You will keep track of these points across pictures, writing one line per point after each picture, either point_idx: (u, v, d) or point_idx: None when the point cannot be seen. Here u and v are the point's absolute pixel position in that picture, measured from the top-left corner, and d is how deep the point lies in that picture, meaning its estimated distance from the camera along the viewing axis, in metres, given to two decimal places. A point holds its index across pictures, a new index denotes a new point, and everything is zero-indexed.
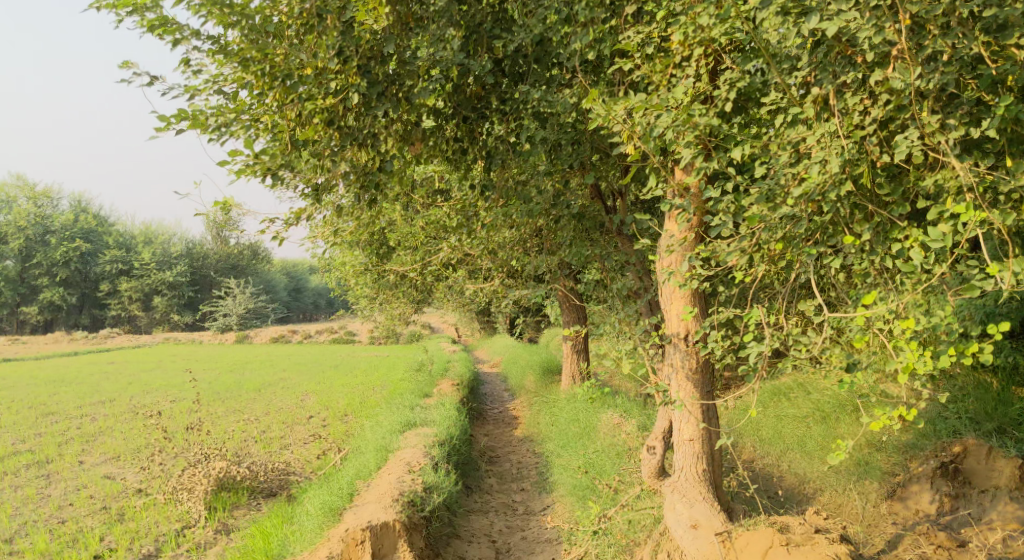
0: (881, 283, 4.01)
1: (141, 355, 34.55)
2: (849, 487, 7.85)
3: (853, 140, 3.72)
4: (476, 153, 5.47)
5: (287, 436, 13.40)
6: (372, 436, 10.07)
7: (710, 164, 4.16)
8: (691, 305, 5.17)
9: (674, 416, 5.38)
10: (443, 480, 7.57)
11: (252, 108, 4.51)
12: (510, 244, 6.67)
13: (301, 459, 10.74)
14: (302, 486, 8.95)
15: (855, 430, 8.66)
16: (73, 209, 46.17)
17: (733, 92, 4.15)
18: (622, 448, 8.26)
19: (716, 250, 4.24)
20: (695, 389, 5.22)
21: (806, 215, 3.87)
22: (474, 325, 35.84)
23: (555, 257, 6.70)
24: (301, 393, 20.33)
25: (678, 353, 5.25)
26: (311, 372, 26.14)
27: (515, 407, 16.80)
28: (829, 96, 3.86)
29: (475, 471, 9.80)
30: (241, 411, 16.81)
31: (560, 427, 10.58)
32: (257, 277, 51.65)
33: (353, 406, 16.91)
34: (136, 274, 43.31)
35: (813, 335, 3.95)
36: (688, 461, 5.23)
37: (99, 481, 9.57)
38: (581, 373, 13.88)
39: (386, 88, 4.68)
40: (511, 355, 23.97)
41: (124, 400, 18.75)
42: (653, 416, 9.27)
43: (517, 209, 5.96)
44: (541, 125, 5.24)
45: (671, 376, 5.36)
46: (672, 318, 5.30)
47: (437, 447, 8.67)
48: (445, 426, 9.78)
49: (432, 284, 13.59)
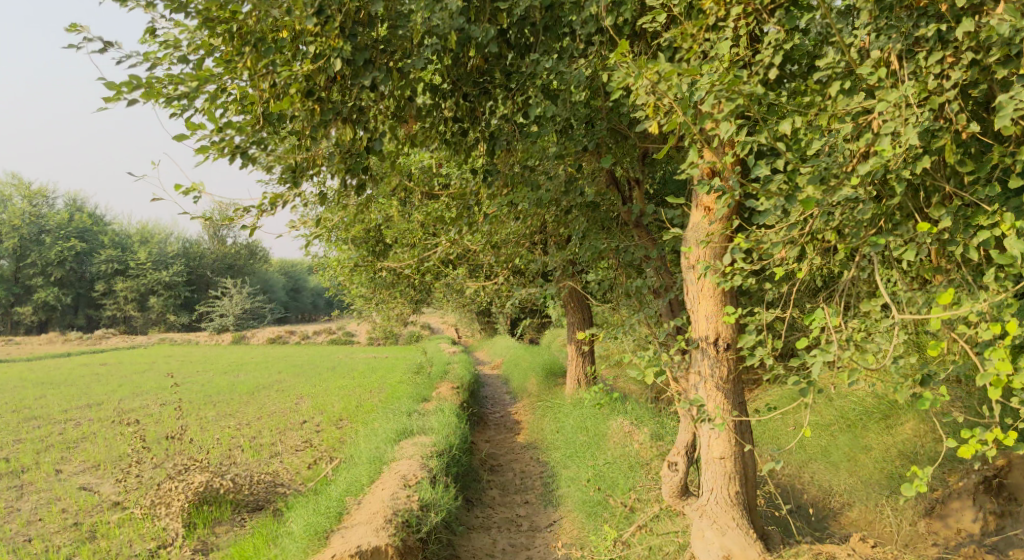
0: (956, 278, 3.39)
1: (135, 356, 33.98)
2: (882, 503, 7.23)
3: (931, 107, 3.09)
4: (478, 134, 4.86)
5: (279, 443, 12.77)
6: (365, 445, 9.46)
7: (754, 139, 3.53)
8: (723, 306, 4.55)
9: (702, 431, 4.76)
10: (442, 496, 6.96)
11: (218, 76, 3.89)
12: (515, 237, 6.06)
13: (290, 469, 10.12)
14: (289, 500, 8.34)
15: (884, 441, 8.03)
16: (68, 208, 45.59)
17: (780, 54, 3.51)
18: (635, 459, 7.65)
19: (760, 241, 3.61)
20: (727, 401, 4.59)
21: (871, 198, 3.25)
22: (475, 325, 35.25)
23: (566, 252, 6.10)
24: (296, 397, 19.72)
25: (707, 360, 4.63)
26: (308, 375, 25.54)
27: (517, 412, 16.18)
28: (899, 56, 3.23)
29: (476, 482, 9.19)
30: (232, 415, 16.20)
31: (566, 435, 9.96)
32: (254, 277, 51.03)
33: (350, 410, 16.30)
34: (131, 274, 42.71)
35: (878, 341, 3.34)
36: (718, 482, 4.61)
37: (74, 493, 8.95)
38: (587, 377, 13.25)
39: (373, 56, 4.07)
40: (513, 357, 23.35)
41: (114, 404, 18.14)
42: (666, 424, 8.66)
43: (524, 199, 5.36)
44: (551, 101, 4.63)
45: (698, 385, 4.73)
46: (700, 320, 4.67)
47: (435, 459, 8.06)
48: (444, 434, 9.17)
49: (431, 284, 12.98)
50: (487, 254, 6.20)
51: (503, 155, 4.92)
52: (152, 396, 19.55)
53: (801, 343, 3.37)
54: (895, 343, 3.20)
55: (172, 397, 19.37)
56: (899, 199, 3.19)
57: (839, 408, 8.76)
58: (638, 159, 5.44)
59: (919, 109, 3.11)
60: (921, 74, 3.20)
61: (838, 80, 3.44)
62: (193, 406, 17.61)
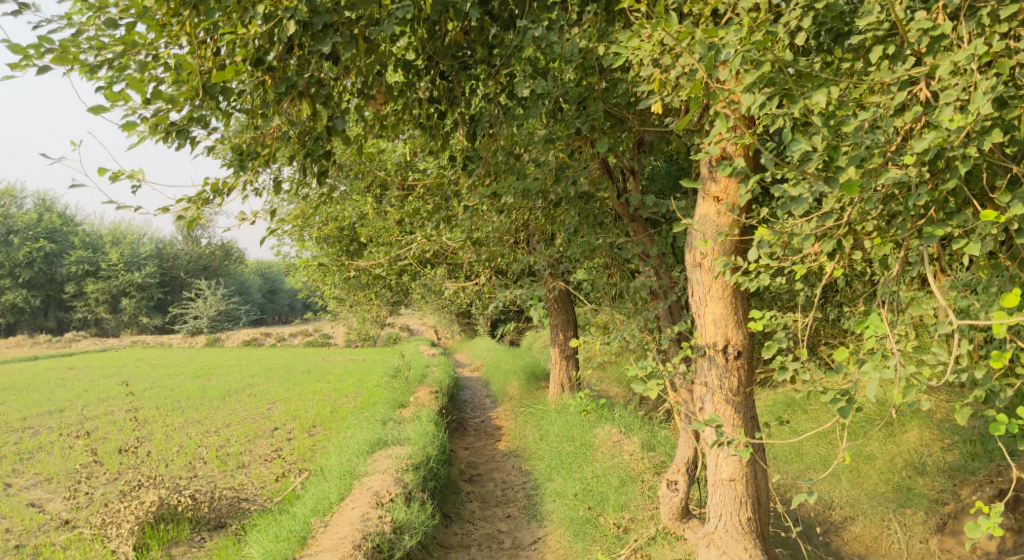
0: (1017, 275, 2.90)
1: (105, 359, 33.07)
2: (890, 517, 6.75)
3: (999, 71, 2.60)
4: (458, 116, 4.32)
5: (248, 453, 12.15)
6: (338, 457, 8.88)
7: (786, 112, 3.00)
8: (732, 308, 4.06)
9: (708, 448, 4.24)
10: (417, 515, 6.42)
11: (149, 40, 3.30)
12: (498, 234, 5.54)
13: (258, 481, 9.52)
14: (255, 517, 7.74)
15: (888, 451, 7.53)
16: (37, 208, 44.42)
17: (813, 13, 3.00)
18: (626, 473, 7.15)
19: (790, 232, 3.10)
20: (737, 416, 4.08)
21: (925, 182, 2.74)
22: (455, 326, 34.69)
23: (555, 250, 5.56)
24: (269, 401, 19.06)
25: (715, 370, 4.12)
26: (283, 378, 24.88)
27: (498, 416, 15.67)
28: (957, 12, 2.73)
29: (454, 495, 8.65)
30: (201, 422, 15.54)
31: (550, 444, 9.45)
32: (230, 278, 50.11)
33: (324, 415, 15.70)
34: (102, 275, 41.68)
35: (931, 349, 2.84)
36: (728, 507, 4.10)
37: (20, 510, 8.28)
38: (571, 380, 12.78)
39: (337, 20, 3.53)
40: (493, 359, 22.87)
41: (76, 410, 17.37)
42: (657, 433, 8.17)
43: (508, 190, 4.83)
44: (540, 77, 4.10)
45: (704, 398, 4.22)
46: (706, 324, 4.16)
47: (411, 473, 7.51)
48: (421, 444, 8.61)
49: (408, 284, 12.43)
50: (467, 252, 5.66)
51: (486, 140, 4.39)
52: (118, 402, 18.79)
53: (842, 352, 2.88)
54: (953, 351, 2.69)
55: (139, 403, 18.62)
56: (958, 182, 2.70)
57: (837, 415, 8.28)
58: (634, 147, 4.93)
59: (983, 74, 2.62)
60: (983, 35, 2.71)
61: (880, 44, 2.94)
62: (160, 413, 16.88)
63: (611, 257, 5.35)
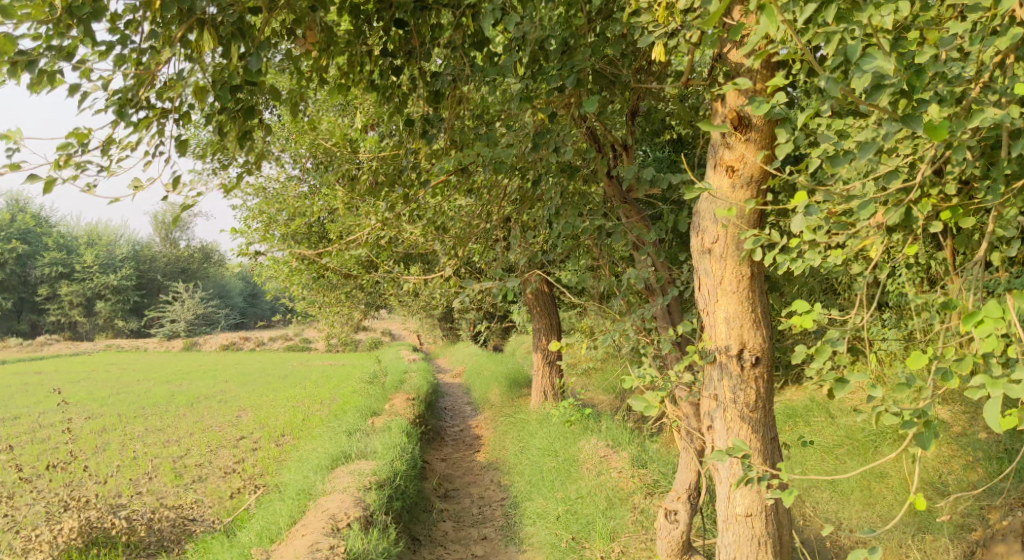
0: None
1: (76, 363, 32.05)
2: (908, 543, 6.05)
3: None
4: (414, 68, 3.60)
5: (207, 465, 11.31)
6: (297, 472, 8.09)
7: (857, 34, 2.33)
8: (747, 303, 3.33)
9: (717, 476, 3.49)
10: (377, 544, 5.65)
11: None
12: (468, 220, 4.82)
13: (212, 498, 8.71)
14: (201, 539, 6.94)
15: (901, 467, 6.90)
16: (9, 208, 43.23)
17: None
18: (613, 493, 6.42)
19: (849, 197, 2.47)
20: (754, 437, 3.34)
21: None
22: (438, 330, 33.94)
23: (534, 237, 4.80)
24: (239, 408, 18.20)
25: (726, 380, 3.37)
26: (258, 384, 24.00)
27: (478, 425, 14.93)
28: None
29: (425, 514, 7.87)
30: (163, 431, 14.68)
31: (531, 458, 8.69)
32: (208, 281, 49.10)
33: (294, 424, 14.87)
34: (76, 277, 40.49)
35: None
36: (743, 550, 3.34)
37: None
38: (555, 388, 12.08)
39: None
40: (475, 364, 22.15)
41: (32, 418, 16.40)
42: (648, 448, 7.44)
43: (478, 164, 4.09)
44: (513, 20, 3.38)
45: (712, 414, 3.46)
46: (716, 324, 3.41)
47: (375, 492, 6.73)
48: (389, 458, 7.85)
49: (381, 284, 11.68)
50: (431, 240, 4.89)
51: (449, 101, 3.66)
52: (78, 409, 17.81)
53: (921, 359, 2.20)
54: None
55: (101, 410, 17.69)
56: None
57: (844, 429, 7.67)
58: (626, 115, 4.21)
59: None
60: None
61: None
62: (121, 421, 15.98)
63: (598, 246, 4.62)
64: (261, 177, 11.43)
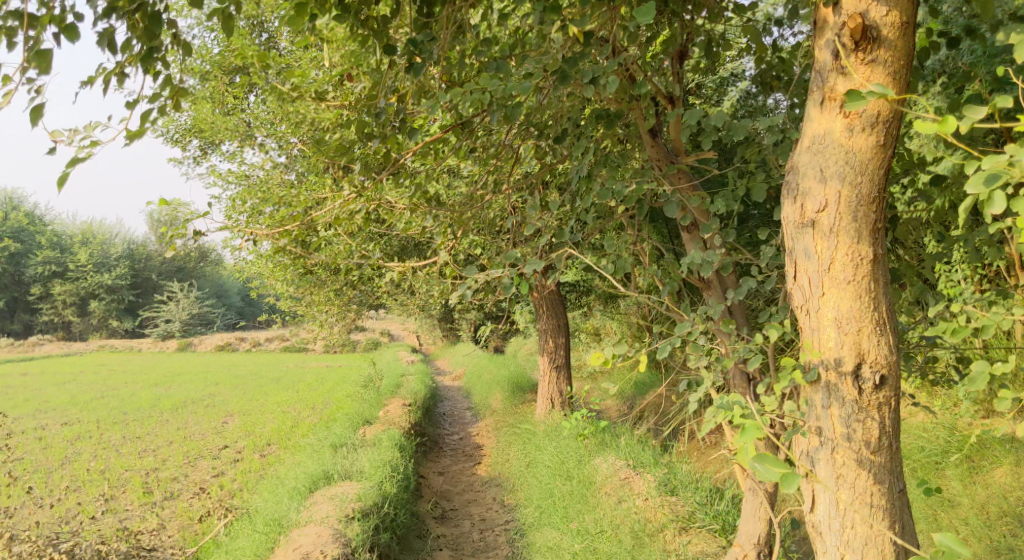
0: None
1: (65, 364, 31.11)
2: None
3: None
4: None
5: (181, 480, 10.33)
6: (274, 493, 7.15)
7: None
8: (866, 296, 2.66)
9: (820, 540, 2.75)
10: None
11: None
12: (469, 196, 3.92)
13: (181, 521, 7.76)
14: None
15: (972, 494, 5.95)
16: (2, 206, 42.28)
17: None
18: (640, 527, 5.45)
19: None
20: (875, 482, 2.64)
21: None
22: (438, 329, 32.87)
23: (554, 212, 3.86)
24: (226, 414, 17.21)
25: (838, 410, 2.68)
26: (250, 386, 23.06)
27: (479, 433, 13.99)
28: None
29: (419, 542, 6.91)
30: (141, 440, 13.68)
31: (538, 477, 7.73)
32: (204, 280, 48.17)
33: (283, 431, 13.92)
34: (69, 276, 39.56)
35: None
36: None
37: None
38: (563, 394, 11.13)
39: None
40: (476, 367, 21.20)
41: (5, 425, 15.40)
42: (674, 469, 6.50)
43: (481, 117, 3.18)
44: None
45: (814, 455, 2.76)
46: (822, 326, 2.73)
47: (358, 523, 5.77)
48: (377, 477, 6.91)
49: (374, 282, 10.77)
50: (421, 217, 3.94)
51: (441, 22, 2.76)
52: (56, 416, 16.80)
53: None
54: None
55: (81, 416, 16.71)
56: None
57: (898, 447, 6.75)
58: (673, 56, 3.34)
59: None
60: None
61: None
62: (99, 428, 15.00)
63: (633, 226, 3.73)
64: (243, 164, 10.48)
